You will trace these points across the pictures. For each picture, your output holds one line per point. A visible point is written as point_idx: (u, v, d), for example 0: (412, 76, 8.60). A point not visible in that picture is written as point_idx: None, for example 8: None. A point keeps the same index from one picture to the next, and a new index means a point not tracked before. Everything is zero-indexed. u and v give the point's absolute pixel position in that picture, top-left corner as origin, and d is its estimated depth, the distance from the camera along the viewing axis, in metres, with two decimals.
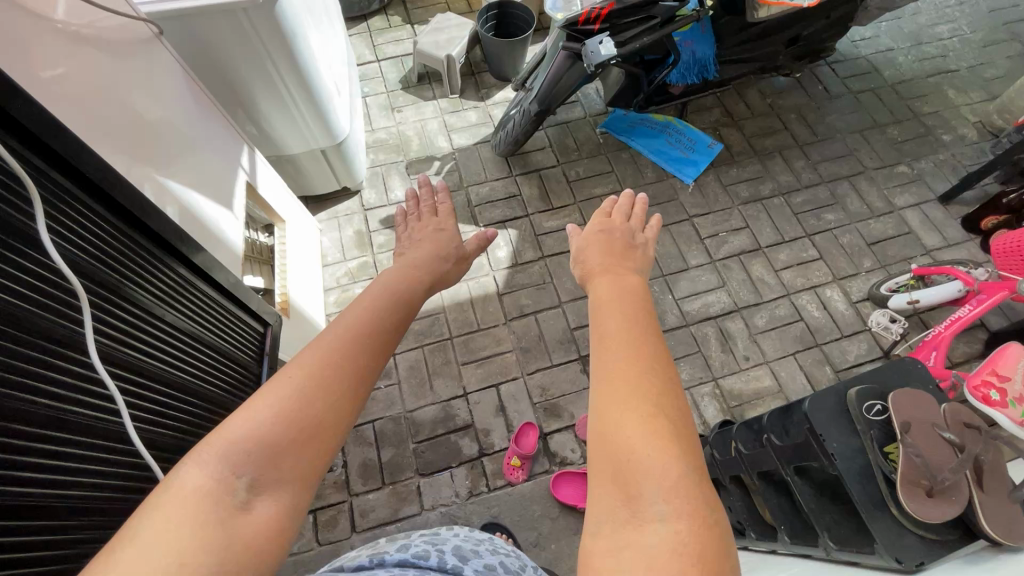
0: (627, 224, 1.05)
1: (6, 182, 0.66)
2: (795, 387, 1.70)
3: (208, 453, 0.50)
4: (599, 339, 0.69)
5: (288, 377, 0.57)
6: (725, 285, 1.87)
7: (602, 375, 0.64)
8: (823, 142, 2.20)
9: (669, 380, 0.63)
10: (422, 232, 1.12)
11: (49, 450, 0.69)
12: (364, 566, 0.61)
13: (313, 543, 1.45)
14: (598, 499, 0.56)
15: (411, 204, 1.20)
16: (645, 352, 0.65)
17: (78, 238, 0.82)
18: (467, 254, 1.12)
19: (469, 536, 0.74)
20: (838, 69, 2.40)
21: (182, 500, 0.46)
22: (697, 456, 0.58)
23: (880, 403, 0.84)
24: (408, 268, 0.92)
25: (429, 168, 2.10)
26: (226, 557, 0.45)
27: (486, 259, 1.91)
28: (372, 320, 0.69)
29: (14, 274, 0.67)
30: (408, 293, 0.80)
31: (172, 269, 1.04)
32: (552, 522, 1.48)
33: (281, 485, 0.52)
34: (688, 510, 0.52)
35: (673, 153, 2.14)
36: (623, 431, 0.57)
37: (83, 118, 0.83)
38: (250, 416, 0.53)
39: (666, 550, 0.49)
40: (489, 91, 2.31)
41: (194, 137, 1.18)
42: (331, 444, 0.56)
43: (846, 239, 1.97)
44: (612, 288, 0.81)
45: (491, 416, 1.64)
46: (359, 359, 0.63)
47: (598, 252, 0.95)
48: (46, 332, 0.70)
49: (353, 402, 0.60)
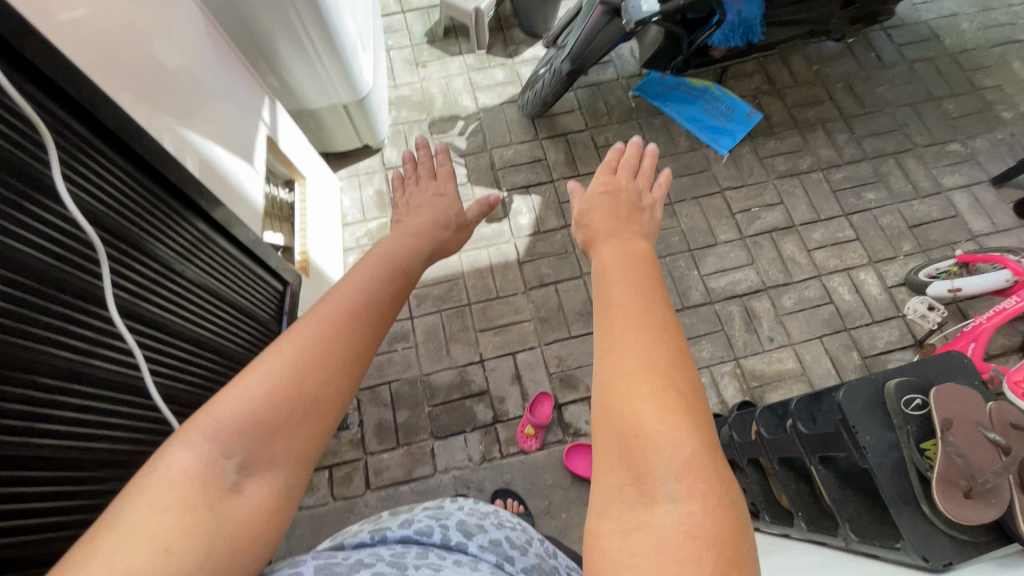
0: (633, 183, 1.00)
1: (18, 126, 0.63)
2: (819, 371, 1.65)
3: (195, 434, 0.49)
4: (605, 308, 0.66)
5: (278, 352, 0.55)
6: (754, 263, 1.81)
7: (607, 349, 0.61)
8: (870, 115, 2.07)
9: (682, 352, 0.60)
10: (421, 197, 1.08)
11: (68, 402, 0.69)
12: (366, 543, 0.63)
13: (328, 498, 1.49)
14: (605, 478, 0.54)
15: (409, 166, 1.16)
16: (653, 320, 0.62)
17: (95, 188, 0.80)
18: (468, 221, 1.08)
19: (474, 509, 0.76)
20: (893, 35, 2.23)
21: (168, 483, 0.46)
22: (711, 432, 0.55)
23: (920, 398, 0.80)
24: (406, 235, 0.89)
25: (453, 128, 2.03)
26: (217, 541, 0.45)
27: (508, 225, 1.87)
28: (368, 289, 0.66)
29: (30, 223, 0.65)
30: (406, 261, 0.77)
31: (191, 224, 1.02)
32: (564, 492, 1.50)
33: (273, 466, 0.51)
34: (703, 490, 0.50)
35: (708, 122, 2.04)
36: (633, 408, 0.54)
37: (99, 62, 0.80)
38: (237, 394, 0.51)
39: (678, 533, 0.48)
40: (517, 48, 2.20)
41: (214, 87, 1.14)
42: (328, 415, 0.55)
43: (886, 221, 1.87)
44: (618, 254, 0.76)
45: (507, 383, 1.64)
46: (353, 329, 0.60)
47: (603, 215, 0.90)
48: (64, 284, 0.69)
49: (349, 372, 0.58)
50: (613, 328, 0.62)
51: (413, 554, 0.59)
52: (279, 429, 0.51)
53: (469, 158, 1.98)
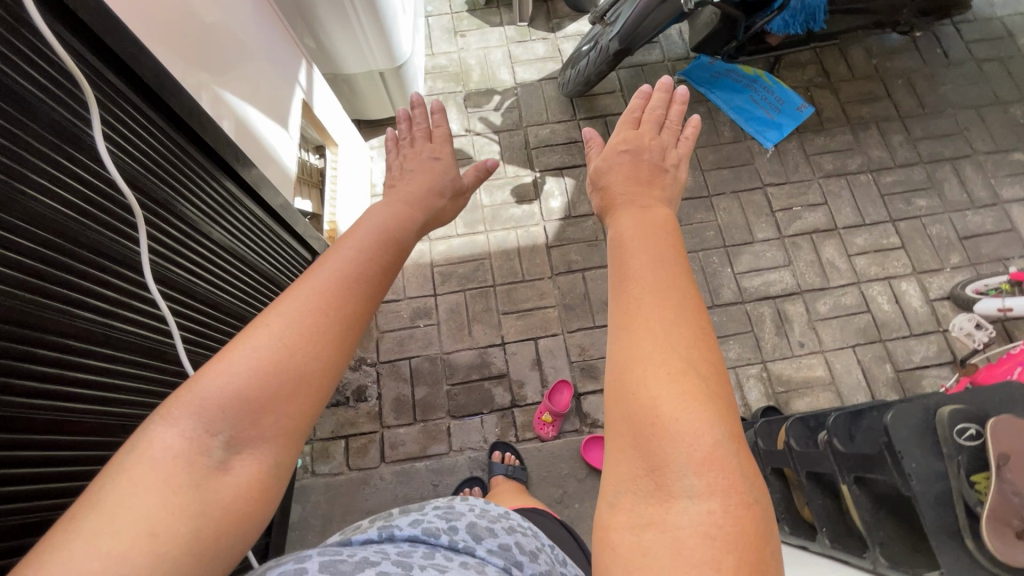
0: (658, 139, 0.91)
1: (58, 78, 0.61)
2: (849, 381, 1.60)
3: (178, 411, 0.47)
4: (620, 282, 0.60)
5: (265, 326, 0.52)
6: (791, 265, 1.74)
7: (623, 329, 0.56)
8: (930, 116, 1.95)
9: (702, 333, 0.55)
10: (415, 160, 0.98)
11: (99, 366, 0.69)
12: (374, 539, 0.63)
13: (343, 467, 1.50)
14: (617, 468, 0.51)
15: (404, 126, 1.05)
16: (672, 298, 0.57)
17: (134, 147, 0.77)
18: (465, 188, 1.01)
19: (484, 510, 0.77)
20: (963, 31, 2.08)
21: (151, 464, 0.45)
22: (734, 421, 0.52)
23: (975, 427, 0.75)
24: (400, 202, 0.82)
25: (489, 102, 1.97)
26: (204, 521, 0.44)
27: (538, 207, 1.83)
28: (360, 258, 0.62)
29: (68, 183, 0.63)
30: (400, 229, 0.72)
31: (221, 183, 0.98)
32: (579, 483, 1.49)
33: (262, 444, 0.49)
34: (724, 486, 0.47)
35: (755, 113, 1.94)
36: (650, 396, 0.50)
37: (142, 17, 0.78)
38: (221, 370, 0.49)
39: (697, 534, 0.45)
40: (561, 22, 2.12)
41: (251, 45, 1.09)
42: (322, 384, 0.53)
43: (935, 230, 1.78)
44: (636, 223, 0.70)
45: (527, 368, 1.62)
46: (348, 296, 0.57)
47: (623, 178, 0.82)
48: (102, 249, 0.68)
49: (342, 346, 0.55)
50: (628, 306, 0.57)
51: (420, 554, 0.60)
52: (268, 406, 0.50)
53: (503, 135, 1.93)
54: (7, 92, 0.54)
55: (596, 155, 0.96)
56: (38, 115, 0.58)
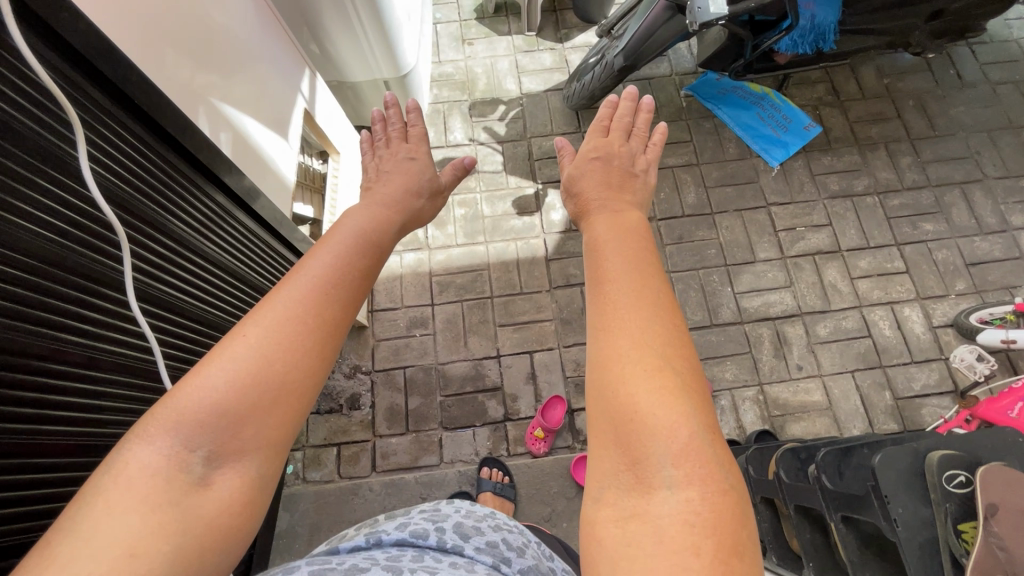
0: (627, 145, 0.89)
1: (43, 103, 0.62)
2: (847, 408, 1.58)
3: (155, 429, 0.47)
4: (596, 286, 0.60)
5: (242, 336, 0.52)
6: (792, 286, 1.72)
7: (600, 331, 0.56)
8: (941, 139, 1.92)
9: (676, 331, 0.55)
10: (392, 160, 0.96)
11: (82, 389, 0.72)
12: (361, 546, 0.68)
13: (334, 475, 1.51)
14: (600, 463, 0.51)
15: (378, 127, 1.04)
16: (646, 299, 0.56)
17: (122, 168, 0.78)
18: (442, 187, 0.98)
19: (470, 512, 0.80)
20: (978, 52, 2.05)
21: (130, 483, 0.45)
22: (709, 411, 0.51)
23: (964, 474, 0.75)
24: (375, 204, 0.80)
25: (494, 112, 1.97)
26: (187, 538, 0.44)
27: (539, 219, 1.82)
28: (337, 260, 0.61)
29: (52, 207, 0.63)
30: (378, 232, 0.71)
31: (212, 198, 0.99)
32: (568, 502, 1.48)
33: (245, 455, 0.49)
34: (702, 476, 0.47)
35: (762, 130, 1.92)
36: (627, 390, 0.50)
37: (141, 44, 0.76)
38: (199, 383, 0.49)
39: (677, 522, 0.45)
40: (569, 32, 2.11)
41: (253, 55, 1.08)
42: (306, 386, 0.53)
43: (941, 255, 1.76)
44: (612, 227, 0.69)
45: (521, 382, 1.62)
46: (328, 296, 0.57)
47: (596, 184, 0.81)
48: (87, 271, 0.69)
49: (322, 352, 0.55)
50: (604, 312, 0.57)
51: (409, 557, 0.63)
52: (249, 417, 0.49)
53: (506, 145, 1.92)
54: None
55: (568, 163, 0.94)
56: (24, 142, 0.59)
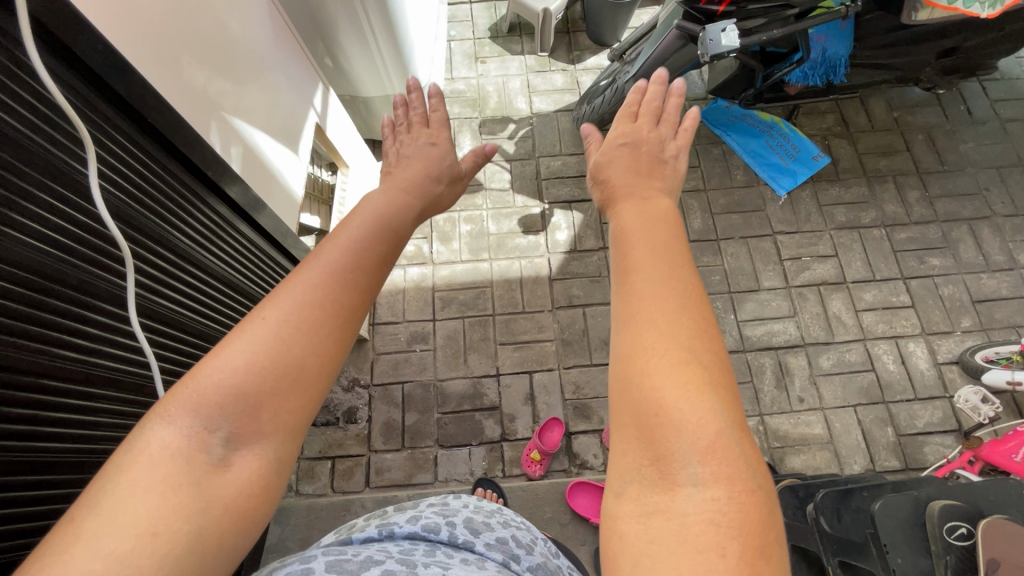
0: (656, 130, 0.83)
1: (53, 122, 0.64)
2: (848, 443, 1.56)
3: (176, 408, 0.45)
4: (621, 276, 0.55)
5: (263, 317, 0.49)
6: (796, 316, 1.71)
7: (624, 322, 0.52)
8: (949, 174, 1.91)
9: (706, 322, 0.51)
10: (411, 146, 0.87)
11: (75, 405, 0.73)
12: (374, 538, 0.68)
13: (328, 489, 1.51)
14: (623, 456, 0.47)
15: (399, 112, 0.96)
16: (675, 287, 0.52)
17: (128, 181, 0.79)
18: (463, 173, 0.91)
19: (479, 507, 0.82)
20: (989, 89, 2.05)
21: (149, 462, 0.42)
22: (737, 405, 0.48)
23: (966, 526, 0.83)
24: (395, 187, 0.75)
25: (503, 130, 1.98)
26: (205, 520, 0.42)
27: (544, 239, 1.82)
28: (354, 244, 0.58)
29: (52, 222, 0.65)
30: (400, 217, 0.67)
31: (213, 210, 0.99)
32: (561, 527, 1.46)
33: (263, 437, 0.46)
34: (728, 474, 0.43)
35: (771, 159, 1.92)
36: (651, 383, 0.46)
37: (157, 61, 0.77)
38: (221, 363, 0.46)
39: (701, 520, 0.41)
40: (581, 54, 2.12)
41: (267, 67, 1.09)
42: (325, 369, 0.50)
43: (948, 291, 1.75)
44: (640, 211, 0.64)
45: (520, 403, 1.61)
46: (343, 277, 0.54)
47: (622, 170, 0.75)
48: (81, 286, 0.70)
49: (340, 336, 0.52)
50: (630, 301, 0.52)
51: (421, 551, 0.62)
52: (268, 399, 0.46)
53: (515, 163, 1.93)
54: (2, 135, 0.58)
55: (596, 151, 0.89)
56: (33, 159, 0.62)
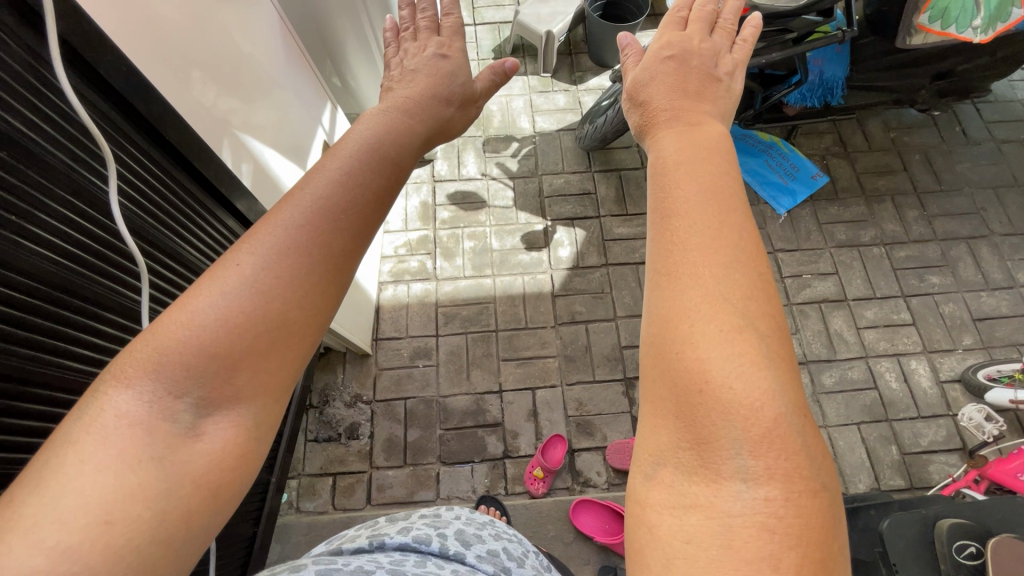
0: (709, 43, 0.71)
1: (77, 142, 0.67)
2: (851, 461, 1.55)
3: (134, 370, 0.40)
4: (661, 220, 0.48)
5: (236, 267, 0.44)
6: (797, 333, 1.72)
7: (663, 276, 0.45)
8: (946, 193, 1.94)
9: (763, 282, 0.44)
10: (417, 57, 0.77)
11: None
12: (365, 548, 0.67)
13: (328, 506, 1.49)
14: (655, 433, 0.42)
15: (405, 14, 0.84)
16: (722, 238, 0.45)
17: (144, 196, 0.81)
18: (478, 95, 0.79)
19: (471, 519, 0.81)
20: (983, 111, 2.09)
21: (103, 433, 0.38)
22: (796, 383, 0.41)
23: (975, 545, 0.82)
24: (398, 110, 0.65)
25: (507, 148, 2.01)
26: (170, 501, 0.38)
27: (547, 255, 1.83)
28: (342, 183, 0.51)
29: (70, 238, 0.67)
30: (398, 149, 0.59)
31: (222, 222, 1.02)
32: (564, 546, 1.44)
33: (241, 402, 0.42)
34: (784, 469, 0.37)
35: (770, 178, 1.95)
36: (694, 351, 0.40)
37: (171, 79, 0.78)
38: (185, 319, 0.42)
39: (749, 523, 0.36)
40: (583, 75, 2.17)
41: (277, 84, 1.12)
42: (308, 328, 0.46)
43: (948, 309, 1.76)
44: (684, 144, 0.55)
45: (522, 419, 1.60)
46: (330, 222, 0.48)
47: (668, 89, 0.65)
48: (91, 296, 0.72)
49: (324, 291, 0.47)
50: (671, 252, 0.46)
51: (412, 562, 0.62)
52: (241, 361, 0.42)
53: (518, 181, 1.96)
54: (34, 158, 0.61)
55: (633, 63, 0.76)
56: (57, 176, 0.64)
